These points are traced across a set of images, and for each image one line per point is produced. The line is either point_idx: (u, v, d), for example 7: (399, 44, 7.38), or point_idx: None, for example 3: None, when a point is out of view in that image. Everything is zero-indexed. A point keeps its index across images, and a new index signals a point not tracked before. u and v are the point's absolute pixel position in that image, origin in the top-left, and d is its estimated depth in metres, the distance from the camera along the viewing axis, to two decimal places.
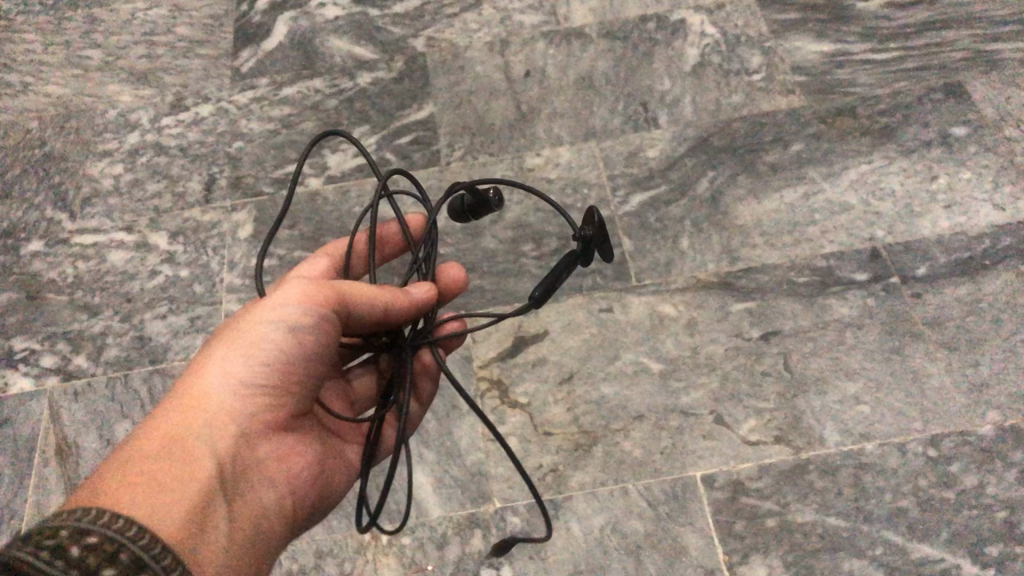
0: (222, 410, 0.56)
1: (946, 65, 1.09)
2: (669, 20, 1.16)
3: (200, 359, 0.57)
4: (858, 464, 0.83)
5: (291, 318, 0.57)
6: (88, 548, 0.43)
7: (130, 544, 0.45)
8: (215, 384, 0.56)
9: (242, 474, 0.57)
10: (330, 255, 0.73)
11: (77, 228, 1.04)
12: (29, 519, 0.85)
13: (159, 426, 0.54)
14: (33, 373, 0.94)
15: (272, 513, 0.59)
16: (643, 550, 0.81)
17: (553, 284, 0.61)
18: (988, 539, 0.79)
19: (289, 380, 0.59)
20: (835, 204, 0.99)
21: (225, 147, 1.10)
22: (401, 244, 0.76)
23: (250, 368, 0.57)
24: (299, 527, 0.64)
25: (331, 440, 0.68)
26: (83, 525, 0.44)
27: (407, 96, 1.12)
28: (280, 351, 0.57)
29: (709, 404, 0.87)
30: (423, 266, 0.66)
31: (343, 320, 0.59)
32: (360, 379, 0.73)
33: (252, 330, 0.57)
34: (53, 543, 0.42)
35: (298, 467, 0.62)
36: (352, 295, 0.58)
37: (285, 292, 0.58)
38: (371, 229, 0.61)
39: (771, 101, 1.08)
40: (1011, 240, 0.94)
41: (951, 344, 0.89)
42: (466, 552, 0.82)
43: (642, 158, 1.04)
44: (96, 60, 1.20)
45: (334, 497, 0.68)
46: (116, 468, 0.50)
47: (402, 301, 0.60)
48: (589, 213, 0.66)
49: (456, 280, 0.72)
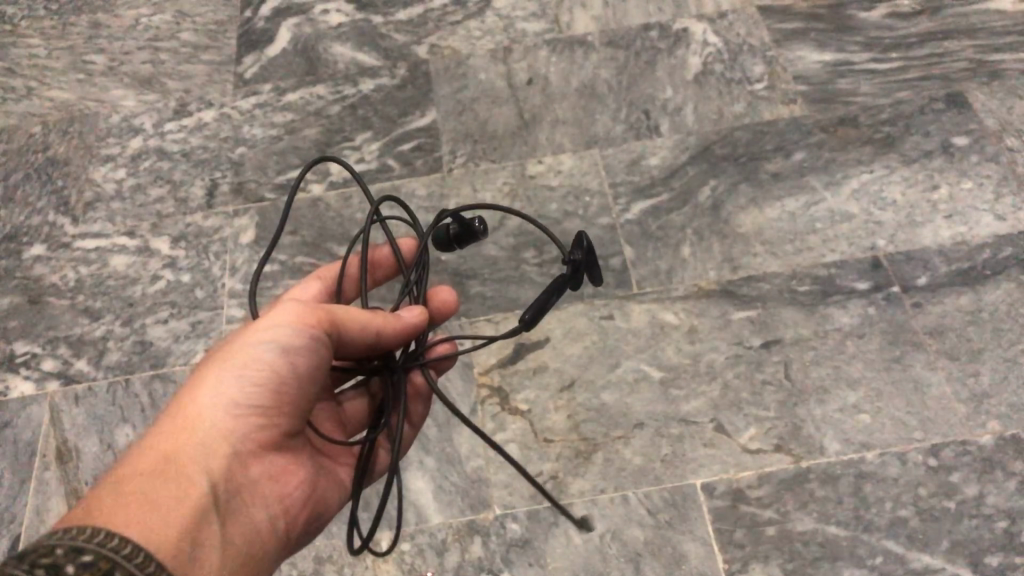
0: (216, 430, 0.56)
1: (947, 75, 1.09)
2: (672, 29, 1.17)
3: (194, 379, 0.57)
4: (858, 473, 0.83)
5: (285, 338, 0.56)
6: (82, 566, 0.44)
7: (123, 562, 0.45)
8: (209, 404, 0.56)
9: (235, 494, 0.57)
10: (324, 280, 0.73)
11: (79, 232, 1.05)
12: (28, 523, 0.85)
13: (153, 446, 0.54)
14: (33, 377, 0.94)
15: (264, 532, 0.59)
16: (643, 558, 0.81)
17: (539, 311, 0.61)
18: (988, 548, 0.79)
19: (283, 401, 0.58)
20: (836, 213, 0.99)
21: (228, 152, 1.10)
22: (392, 267, 0.75)
23: (245, 388, 0.57)
24: (293, 546, 0.64)
25: (326, 460, 0.67)
26: (79, 543, 0.45)
27: (410, 103, 1.13)
28: (275, 373, 0.57)
29: (709, 412, 0.87)
30: (415, 289, 0.65)
31: (335, 344, 0.59)
32: (352, 402, 0.72)
33: (247, 350, 0.57)
34: (48, 561, 0.44)
35: (293, 487, 0.62)
36: (345, 318, 0.58)
37: (278, 313, 0.57)
38: (361, 255, 0.62)
39: (772, 110, 1.08)
40: (1012, 250, 0.95)
41: (952, 353, 0.89)
42: (465, 559, 0.82)
43: (644, 166, 1.05)
44: (100, 65, 1.21)
45: (328, 517, 0.67)
46: (111, 487, 0.51)
47: (393, 325, 0.60)
48: (577, 236, 0.65)
49: (446, 304, 0.72)
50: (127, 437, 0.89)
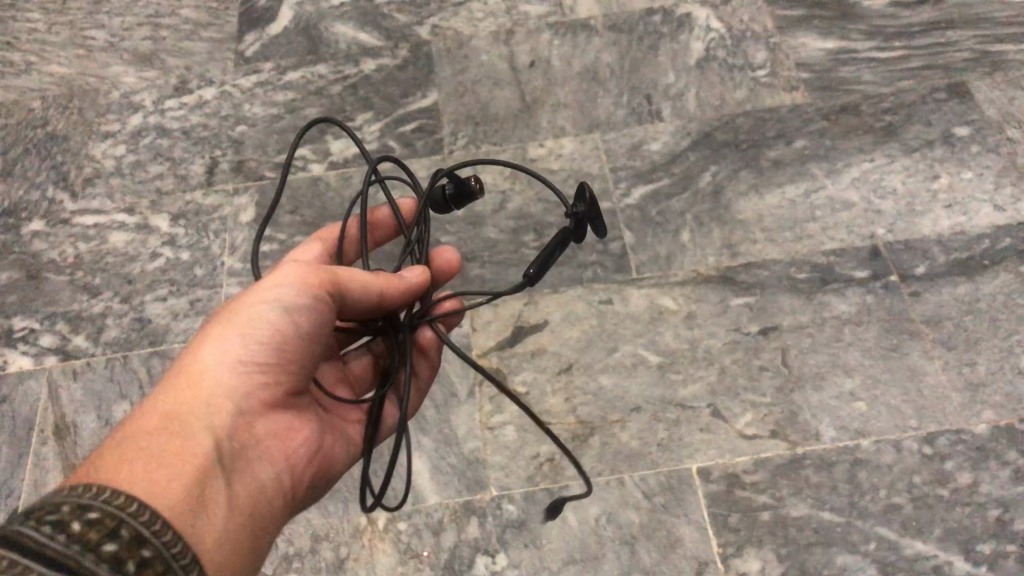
0: (220, 387, 0.56)
1: (950, 65, 1.09)
2: (675, 13, 1.16)
3: (197, 339, 0.58)
4: (853, 460, 0.84)
5: (286, 298, 0.57)
6: (88, 524, 0.43)
7: (131, 519, 0.45)
8: (213, 361, 0.56)
9: (240, 452, 0.57)
10: (324, 240, 0.73)
11: (78, 209, 1.04)
12: (27, 497, 0.85)
13: (157, 404, 0.54)
14: (32, 352, 0.94)
15: (272, 490, 0.59)
16: (638, 541, 0.81)
17: (547, 260, 0.62)
18: (980, 536, 0.80)
19: (286, 359, 0.59)
20: (837, 201, 0.99)
21: (228, 131, 1.10)
22: (392, 228, 0.75)
23: (248, 347, 0.57)
24: (298, 505, 0.64)
25: (332, 419, 0.68)
26: (85, 501, 0.45)
27: (411, 84, 1.12)
28: (278, 331, 0.57)
29: (706, 398, 0.88)
30: (416, 248, 0.65)
31: (337, 304, 0.59)
32: (357, 360, 0.73)
33: (249, 310, 0.57)
34: (54, 519, 0.43)
35: (297, 445, 0.62)
36: (346, 278, 0.58)
37: (280, 274, 0.58)
38: (360, 216, 0.61)
39: (775, 96, 1.08)
40: (1011, 241, 0.95)
41: (948, 342, 0.89)
42: (461, 539, 0.82)
43: (645, 151, 1.04)
44: (100, 40, 1.20)
45: (335, 475, 0.68)
46: (114, 447, 0.51)
47: (396, 285, 0.60)
48: (580, 189, 0.67)
49: (450, 263, 0.71)
50: (126, 413, 0.89)
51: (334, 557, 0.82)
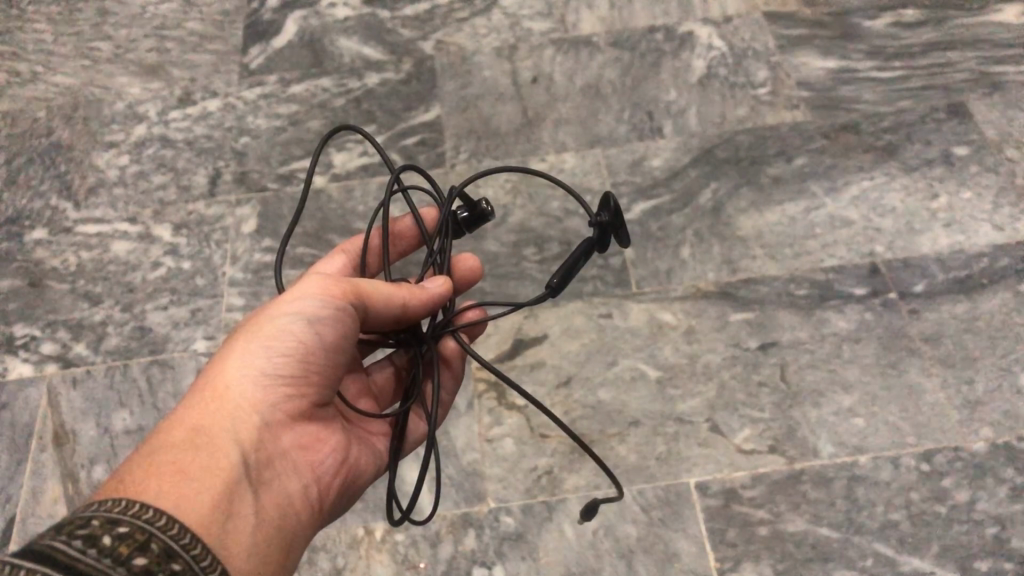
0: (246, 400, 0.57)
1: (950, 86, 1.10)
2: (677, 32, 1.17)
3: (222, 355, 0.59)
4: (850, 476, 0.84)
5: (310, 310, 0.58)
6: (118, 537, 0.44)
7: (158, 534, 0.46)
8: (238, 375, 0.57)
9: (266, 465, 0.57)
10: (346, 253, 0.74)
11: (80, 217, 1.05)
12: (23, 505, 0.85)
13: (183, 420, 0.55)
14: (32, 359, 0.94)
15: (299, 502, 0.59)
16: (635, 554, 0.81)
17: (569, 272, 0.64)
18: (978, 553, 0.80)
19: (311, 370, 0.59)
20: (836, 219, 1.00)
21: (231, 142, 1.11)
22: (414, 239, 0.76)
23: (272, 359, 0.58)
24: (327, 517, 0.63)
25: (356, 429, 0.68)
26: (114, 515, 0.45)
27: (414, 98, 1.13)
28: (302, 343, 0.58)
29: (705, 412, 0.88)
30: (438, 259, 0.65)
31: (361, 315, 0.60)
32: (381, 372, 0.74)
33: (273, 324, 0.58)
34: (85, 533, 0.43)
35: (323, 456, 0.62)
36: (369, 289, 0.59)
37: (303, 286, 0.59)
38: (382, 229, 0.62)
39: (775, 114, 1.09)
40: (1010, 260, 0.95)
41: (947, 360, 0.90)
42: (459, 551, 0.82)
43: (646, 167, 1.05)
44: (106, 51, 1.21)
45: (363, 487, 0.68)
46: (142, 463, 0.52)
47: (418, 297, 0.60)
48: (605, 197, 0.67)
49: (472, 269, 0.72)
50: (125, 421, 0.89)
51: (331, 569, 0.82)
